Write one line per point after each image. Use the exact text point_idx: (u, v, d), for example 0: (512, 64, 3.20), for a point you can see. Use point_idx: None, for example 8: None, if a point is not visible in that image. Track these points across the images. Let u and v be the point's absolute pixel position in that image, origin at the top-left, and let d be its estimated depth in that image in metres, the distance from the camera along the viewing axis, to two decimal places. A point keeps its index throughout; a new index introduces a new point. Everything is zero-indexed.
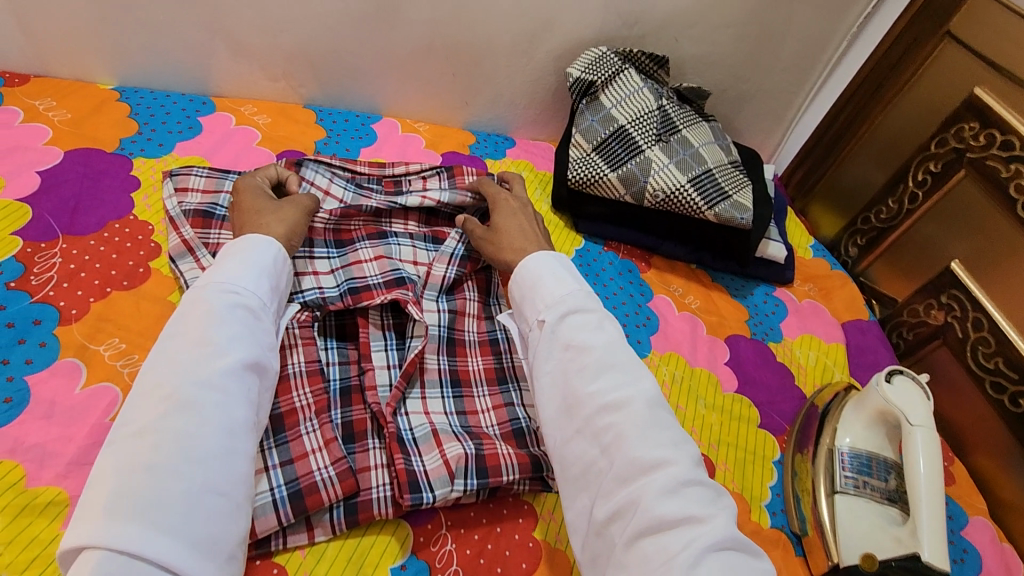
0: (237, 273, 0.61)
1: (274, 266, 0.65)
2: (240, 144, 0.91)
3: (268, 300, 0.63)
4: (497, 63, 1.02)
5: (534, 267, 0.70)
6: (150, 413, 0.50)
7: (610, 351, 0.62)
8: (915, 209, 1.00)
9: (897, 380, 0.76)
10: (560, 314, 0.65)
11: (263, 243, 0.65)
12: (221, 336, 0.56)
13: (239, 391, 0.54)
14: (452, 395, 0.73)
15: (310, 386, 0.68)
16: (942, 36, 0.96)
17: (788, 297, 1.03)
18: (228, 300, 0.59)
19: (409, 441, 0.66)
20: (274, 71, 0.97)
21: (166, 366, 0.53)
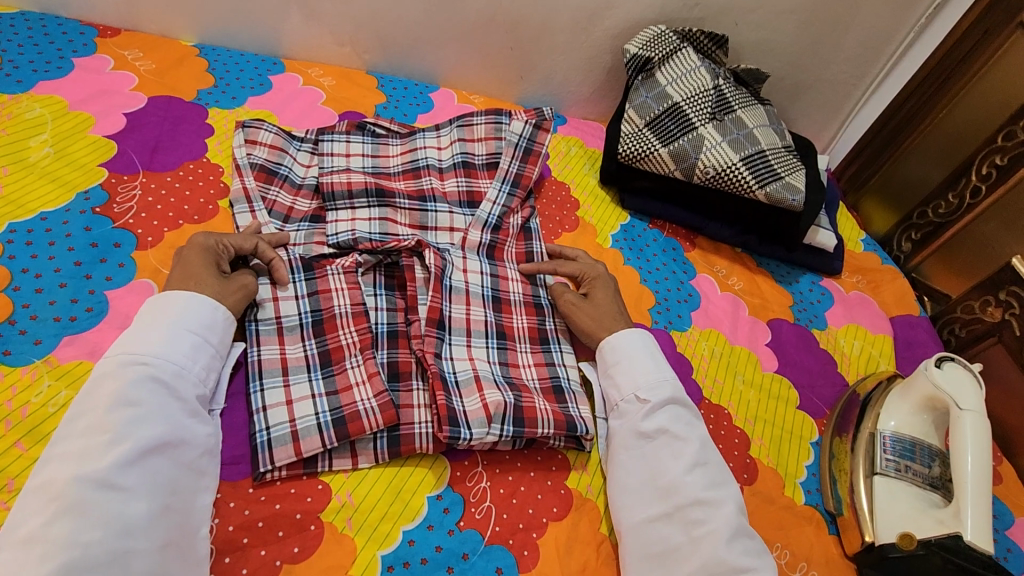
0: (152, 338, 0.56)
1: (203, 322, 0.60)
2: (306, 103, 0.95)
3: (188, 364, 0.57)
4: (556, 40, 1.04)
5: (633, 343, 0.71)
6: (38, 517, 0.46)
7: (704, 448, 0.63)
8: (976, 205, 0.97)
9: (947, 366, 0.74)
10: (658, 399, 0.66)
11: (189, 298, 0.60)
12: (121, 421, 0.51)
13: (140, 484, 0.49)
14: (496, 346, 0.73)
15: (355, 325, 0.69)
16: (1014, 27, 0.92)
17: (835, 287, 1.01)
18: (134, 371, 0.54)
19: (451, 382, 0.67)
20: (341, 37, 1.02)
21: (58, 462, 0.49)
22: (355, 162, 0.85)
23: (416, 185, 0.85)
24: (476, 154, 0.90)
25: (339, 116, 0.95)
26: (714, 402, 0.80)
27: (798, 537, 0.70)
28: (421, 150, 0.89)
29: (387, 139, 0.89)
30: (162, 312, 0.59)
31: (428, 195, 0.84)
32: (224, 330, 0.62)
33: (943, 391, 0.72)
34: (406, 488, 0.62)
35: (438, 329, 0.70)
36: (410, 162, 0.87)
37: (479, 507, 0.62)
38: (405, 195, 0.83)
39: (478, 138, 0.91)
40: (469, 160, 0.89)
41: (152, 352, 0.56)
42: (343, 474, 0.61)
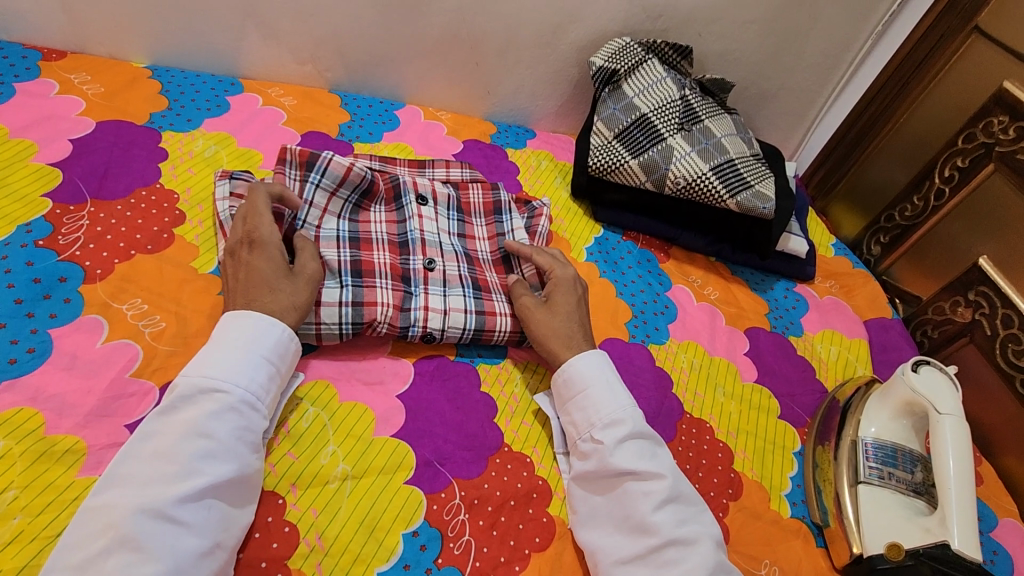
0: (229, 363, 0.56)
1: (276, 349, 0.59)
2: (266, 124, 0.92)
3: (259, 395, 0.57)
4: (522, 54, 1.03)
5: (586, 369, 0.67)
6: (92, 546, 0.46)
7: (676, 480, 0.61)
8: (941, 206, 0.98)
9: (924, 370, 0.74)
10: (617, 436, 0.62)
11: (267, 323, 0.59)
12: (191, 453, 0.50)
13: (198, 521, 0.49)
14: (473, 295, 0.75)
15: (389, 251, 0.75)
16: (970, 32, 0.95)
17: (809, 293, 1.02)
18: (209, 399, 0.54)
19: (410, 242, 0.77)
20: (301, 55, 0.99)
21: (122, 484, 0.49)
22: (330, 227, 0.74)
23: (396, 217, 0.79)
24: (478, 250, 0.83)
25: (300, 137, 0.92)
26: (695, 416, 0.78)
27: (786, 552, 0.69)
28: (410, 217, 0.79)
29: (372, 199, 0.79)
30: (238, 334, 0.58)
31: (408, 224, 0.78)
32: (290, 359, 0.61)
33: (922, 395, 0.71)
34: (380, 525, 0.59)
35: (404, 283, 0.73)
36: (397, 232, 0.77)
37: (458, 543, 0.59)
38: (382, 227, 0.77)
39: (479, 239, 0.84)
40: (472, 253, 0.81)
41: (227, 379, 0.55)
42: (312, 515, 0.57)
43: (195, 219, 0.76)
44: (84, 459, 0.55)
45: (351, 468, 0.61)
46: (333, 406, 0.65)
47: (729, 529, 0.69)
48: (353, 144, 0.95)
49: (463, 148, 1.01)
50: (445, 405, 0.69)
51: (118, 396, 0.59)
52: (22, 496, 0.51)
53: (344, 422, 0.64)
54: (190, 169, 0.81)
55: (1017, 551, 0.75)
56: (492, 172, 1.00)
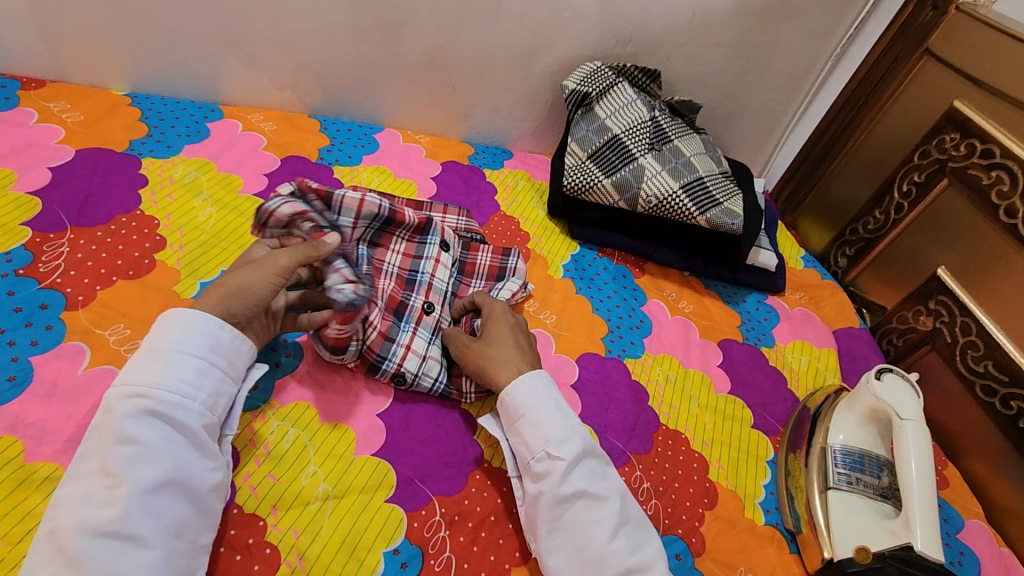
0: (154, 366, 0.54)
1: (201, 342, 0.56)
2: (245, 149, 0.94)
3: (192, 392, 0.54)
4: (498, 78, 1.06)
5: (536, 389, 0.65)
6: (45, 570, 0.45)
7: (625, 503, 0.61)
8: (900, 220, 1.02)
9: (887, 377, 0.77)
10: (571, 457, 0.61)
11: (187, 317, 0.56)
12: (122, 464, 0.49)
13: (144, 531, 0.48)
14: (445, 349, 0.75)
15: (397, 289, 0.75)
16: (921, 54, 1.00)
17: (780, 305, 1.05)
18: (136, 407, 0.51)
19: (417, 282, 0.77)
20: (281, 81, 1.01)
21: (66, 505, 0.48)
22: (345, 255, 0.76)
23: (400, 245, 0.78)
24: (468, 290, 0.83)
25: (281, 161, 0.94)
26: (671, 428, 0.80)
27: (761, 559, 0.71)
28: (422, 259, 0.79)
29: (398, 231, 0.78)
30: (165, 335, 0.56)
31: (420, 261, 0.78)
32: (227, 348, 0.58)
33: (885, 402, 0.74)
34: (361, 544, 0.59)
35: (395, 317, 0.73)
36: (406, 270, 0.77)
37: (438, 559, 0.60)
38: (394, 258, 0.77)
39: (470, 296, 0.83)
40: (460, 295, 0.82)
41: (154, 383, 0.53)
42: (292, 535, 0.58)
43: (176, 244, 0.77)
44: None
45: (332, 488, 0.62)
46: (314, 427, 0.66)
47: (705, 537, 0.71)
48: (332, 167, 0.97)
49: (442, 170, 1.04)
50: (428, 425, 0.70)
51: None
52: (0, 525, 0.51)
53: (325, 443, 0.65)
54: (171, 195, 0.83)
55: (982, 551, 0.78)
56: (470, 192, 1.02)
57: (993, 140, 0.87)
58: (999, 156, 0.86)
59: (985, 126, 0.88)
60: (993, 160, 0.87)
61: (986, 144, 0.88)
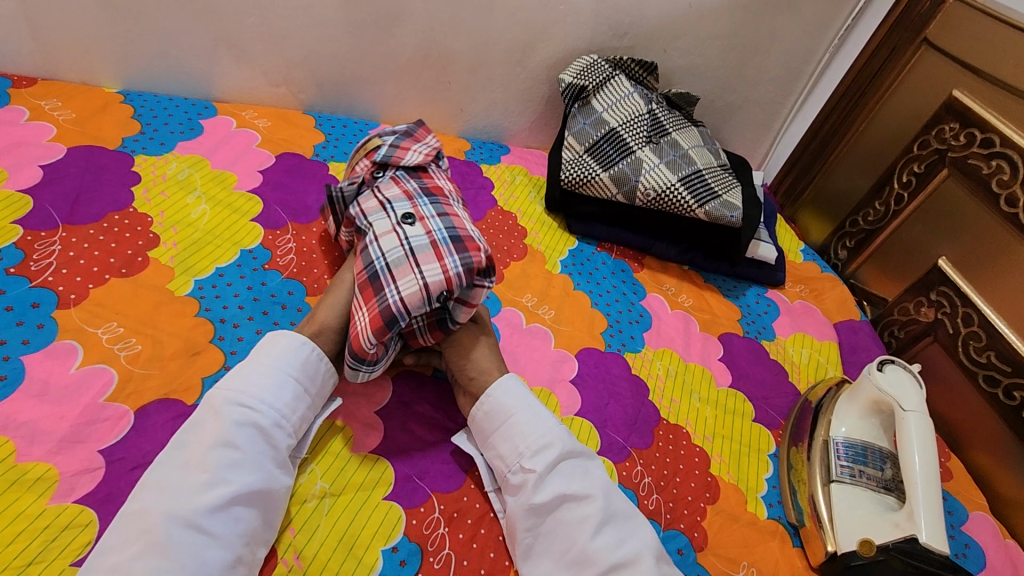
0: (264, 378, 0.57)
1: (308, 366, 0.60)
2: (240, 146, 0.93)
3: (289, 412, 0.57)
4: (494, 73, 1.06)
5: (504, 397, 0.65)
6: (126, 551, 0.46)
7: (609, 497, 0.60)
8: (901, 211, 1.01)
9: (889, 369, 0.76)
10: (544, 462, 0.60)
11: (300, 342, 0.60)
12: (220, 462, 0.51)
13: (225, 533, 0.49)
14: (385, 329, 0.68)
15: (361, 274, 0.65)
16: (919, 44, 0.99)
17: (780, 298, 1.04)
18: (239, 411, 0.54)
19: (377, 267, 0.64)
20: (275, 77, 1.00)
21: (156, 490, 0.49)
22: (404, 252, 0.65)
23: (394, 221, 0.68)
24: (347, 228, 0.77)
25: (275, 158, 0.93)
26: (672, 422, 0.80)
27: (764, 553, 0.70)
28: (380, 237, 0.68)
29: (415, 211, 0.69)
30: (276, 351, 0.59)
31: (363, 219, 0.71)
32: (323, 378, 0.61)
33: (887, 393, 0.74)
34: (359, 542, 0.58)
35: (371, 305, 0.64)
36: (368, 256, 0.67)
37: (438, 557, 0.59)
38: (380, 239, 0.67)
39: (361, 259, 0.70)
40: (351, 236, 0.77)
41: (261, 394, 0.56)
42: (289, 534, 0.57)
43: (170, 241, 0.76)
44: (55, 486, 0.54)
45: (330, 486, 0.61)
46: None
47: (707, 532, 0.70)
48: (327, 163, 0.96)
49: None
50: (425, 421, 0.69)
51: (92, 421, 0.59)
52: None
53: (322, 440, 0.64)
54: (164, 192, 0.82)
55: (987, 543, 0.77)
56: (467, 188, 1.01)
57: (991, 129, 0.86)
58: (998, 145, 0.85)
59: (985, 115, 0.87)
60: (993, 149, 0.85)
61: (985, 134, 0.87)
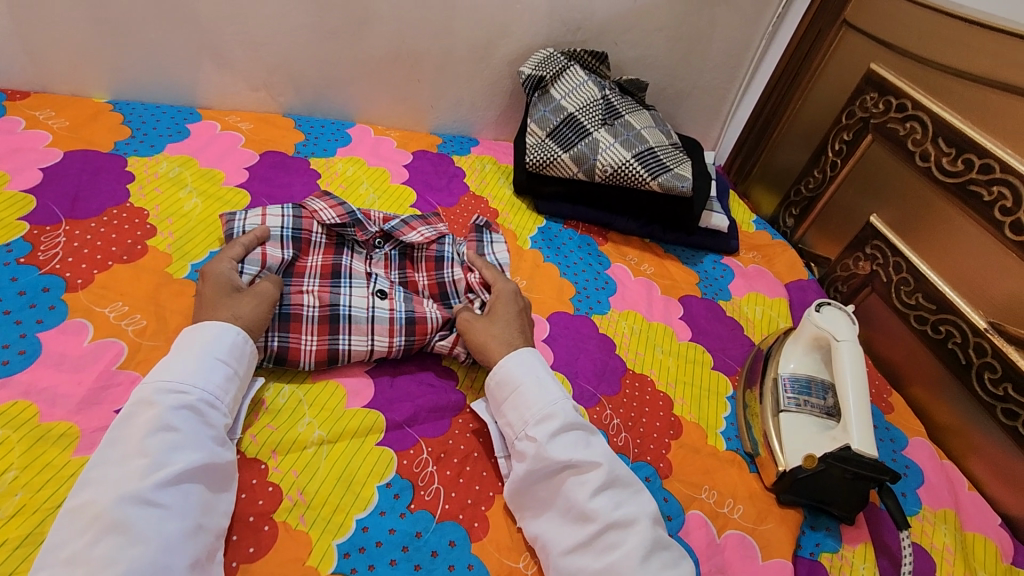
0: (186, 368, 0.60)
1: (229, 353, 0.64)
2: (225, 146, 1.00)
3: (218, 395, 0.61)
4: (459, 70, 1.14)
5: (516, 371, 0.69)
6: (81, 538, 0.49)
7: (612, 464, 0.63)
8: (836, 176, 1.10)
9: (825, 309, 0.84)
10: (549, 430, 0.64)
11: (219, 330, 0.64)
12: (161, 446, 0.54)
13: (176, 503, 0.53)
14: (339, 317, 0.75)
15: (320, 300, 0.76)
16: (841, 26, 1.09)
17: (734, 263, 1.13)
18: (171, 400, 0.57)
19: (342, 317, 0.75)
20: (254, 82, 1.07)
21: (98, 484, 0.52)
22: (381, 303, 0.78)
23: (372, 289, 0.79)
24: (312, 231, 0.83)
25: (259, 156, 1.00)
26: (638, 371, 0.88)
27: (724, 478, 0.78)
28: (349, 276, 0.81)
29: (388, 288, 0.80)
30: (192, 344, 0.63)
31: (341, 269, 0.81)
32: (244, 361, 0.65)
33: (824, 330, 0.82)
34: (357, 479, 0.65)
35: (327, 331, 0.74)
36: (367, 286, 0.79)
37: (428, 490, 0.66)
38: (353, 296, 0.77)
39: (314, 268, 0.80)
40: (303, 237, 0.82)
41: (187, 382, 0.59)
42: (292, 475, 0.64)
43: (166, 231, 0.83)
44: (77, 441, 0.60)
45: (327, 433, 0.68)
46: (307, 386, 0.72)
47: (672, 463, 0.77)
48: (308, 159, 1.03)
49: (413, 158, 1.11)
50: (411, 378, 0.76)
51: (107, 385, 0.65)
52: (22, 475, 0.56)
53: (318, 398, 0.71)
54: (157, 189, 0.88)
55: (925, 463, 0.86)
56: (440, 177, 1.09)
57: (904, 95, 0.95)
58: (911, 109, 0.94)
59: (899, 84, 0.96)
60: (907, 113, 0.95)
61: (900, 100, 0.96)
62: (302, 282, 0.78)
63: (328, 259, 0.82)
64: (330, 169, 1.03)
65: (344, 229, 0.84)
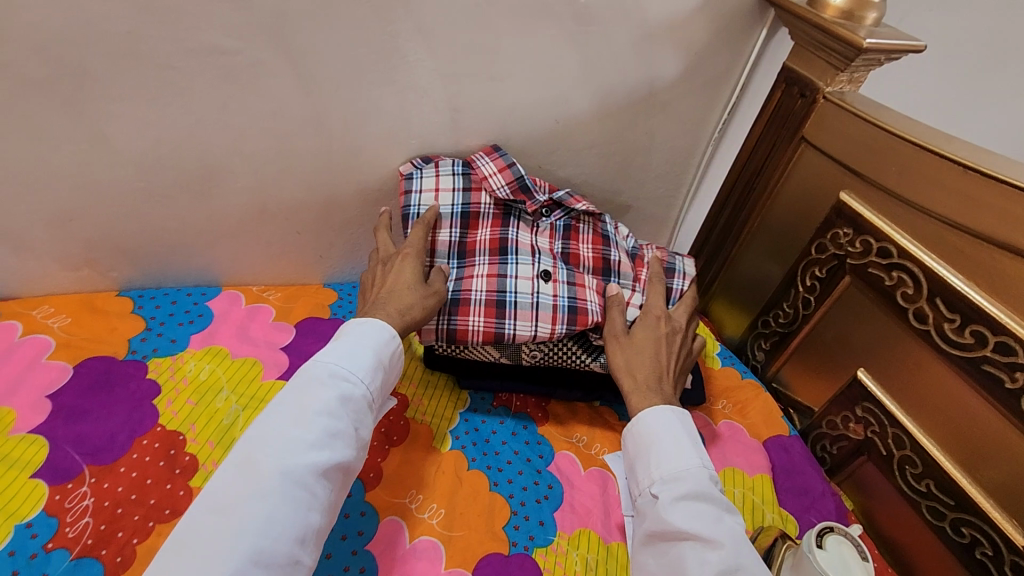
0: (355, 359, 0.64)
1: (387, 352, 0.67)
2: (22, 363, 0.75)
3: (373, 389, 0.65)
4: (347, 217, 0.92)
5: (653, 424, 0.69)
6: (233, 495, 0.53)
7: (739, 550, 0.58)
8: (811, 315, 0.93)
9: (830, 542, 0.67)
10: (674, 491, 0.63)
11: (380, 328, 0.68)
12: (322, 427, 0.58)
13: (319, 495, 0.56)
14: (511, 302, 0.78)
15: (487, 286, 0.79)
16: (798, 142, 0.92)
17: (704, 423, 0.94)
18: (338, 386, 0.61)
19: (508, 304, 0.78)
20: (71, 260, 0.83)
21: (258, 444, 0.56)
22: (540, 287, 0.79)
23: (537, 271, 0.80)
24: (481, 202, 0.86)
25: (73, 370, 0.75)
26: None
27: None
28: (512, 250, 0.82)
29: (554, 269, 0.81)
30: (359, 332, 0.67)
31: (507, 244, 0.82)
32: (395, 363, 0.69)
33: None
34: None
35: (496, 317, 0.78)
36: (533, 268, 0.80)
37: None
38: (519, 280, 0.79)
39: (481, 240, 0.83)
40: (473, 210, 0.85)
41: (353, 370, 0.63)
42: None
43: None
44: None
45: None
46: None
47: None
48: (148, 362, 0.78)
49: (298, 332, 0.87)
50: None
51: None
52: None
53: None
54: None
55: None
56: None
57: (886, 238, 0.79)
58: (896, 256, 0.78)
59: (878, 223, 0.80)
60: (891, 260, 0.79)
61: (880, 242, 0.80)
62: (473, 262, 0.82)
63: (490, 228, 0.84)
64: (175, 375, 0.77)
65: (516, 202, 0.86)
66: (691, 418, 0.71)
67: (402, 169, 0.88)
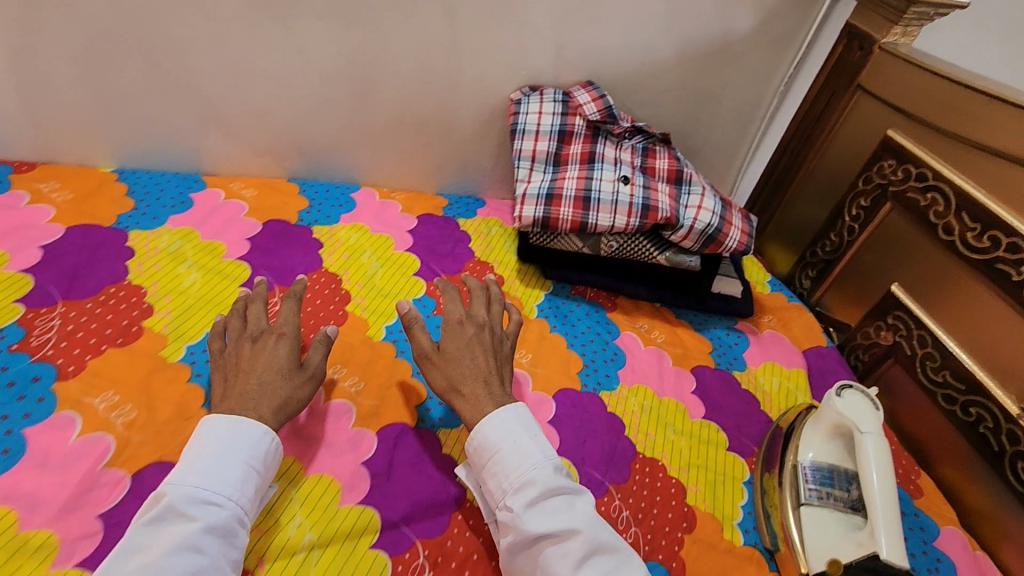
0: (218, 472, 0.58)
1: (260, 456, 0.61)
2: (227, 216, 1.00)
3: (242, 498, 0.58)
4: (463, 134, 1.13)
5: (491, 435, 0.66)
6: None
7: (592, 525, 0.60)
8: (853, 241, 1.06)
9: (847, 394, 0.80)
10: (528, 498, 0.61)
11: (251, 430, 0.61)
12: (183, 568, 0.51)
13: None
14: (594, 199, 0.98)
15: (576, 186, 0.99)
16: (854, 89, 1.06)
17: (750, 329, 1.09)
18: (203, 514, 0.55)
19: (592, 200, 0.98)
20: (259, 148, 1.08)
21: None
22: (619, 189, 0.98)
23: (617, 176, 1.00)
24: (575, 125, 1.05)
25: (262, 225, 1.00)
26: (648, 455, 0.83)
27: None
28: (599, 160, 1.02)
29: (631, 175, 1.00)
30: (221, 441, 0.60)
31: (595, 156, 1.02)
32: (267, 465, 0.62)
33: (846, 418, 0.77)
34: None
35: (582, 210, 0.97)
36: (614, 175, 1.00)
37: None
38: (603, 182, 0.99)
39: (574, 152, 1.04)
40: (568, 129, 1.04)
41: (215, 490, 0.57)
42: None
43: (163, 309, 0.82)
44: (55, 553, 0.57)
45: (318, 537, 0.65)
46: (299, 481, 0.69)
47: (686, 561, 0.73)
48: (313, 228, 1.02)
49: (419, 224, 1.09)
50: (408, 467, 0.73)
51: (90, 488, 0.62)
52: None
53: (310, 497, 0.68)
54: (157, 263, 0.88)
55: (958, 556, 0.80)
56: (445, 241, 1.08)
57: (925, 164, 0.92)
58: (931, 179, 0.91)
59: (919, 153, 0.93)
60: (927, 182, 0.92)
61: (919, 169, 0.93)
62: (566, 168, 1.03)
63: (582, 143, 1.04)
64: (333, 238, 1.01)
65: (603, 124, 1.05)
66: (529, 410, 0.70)
67: (511, 96, 1.08)
